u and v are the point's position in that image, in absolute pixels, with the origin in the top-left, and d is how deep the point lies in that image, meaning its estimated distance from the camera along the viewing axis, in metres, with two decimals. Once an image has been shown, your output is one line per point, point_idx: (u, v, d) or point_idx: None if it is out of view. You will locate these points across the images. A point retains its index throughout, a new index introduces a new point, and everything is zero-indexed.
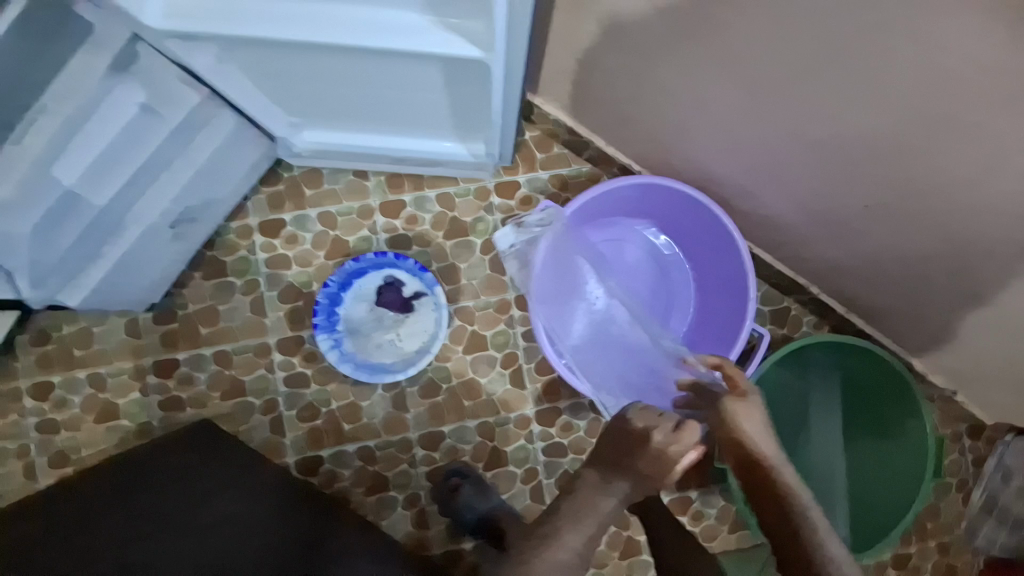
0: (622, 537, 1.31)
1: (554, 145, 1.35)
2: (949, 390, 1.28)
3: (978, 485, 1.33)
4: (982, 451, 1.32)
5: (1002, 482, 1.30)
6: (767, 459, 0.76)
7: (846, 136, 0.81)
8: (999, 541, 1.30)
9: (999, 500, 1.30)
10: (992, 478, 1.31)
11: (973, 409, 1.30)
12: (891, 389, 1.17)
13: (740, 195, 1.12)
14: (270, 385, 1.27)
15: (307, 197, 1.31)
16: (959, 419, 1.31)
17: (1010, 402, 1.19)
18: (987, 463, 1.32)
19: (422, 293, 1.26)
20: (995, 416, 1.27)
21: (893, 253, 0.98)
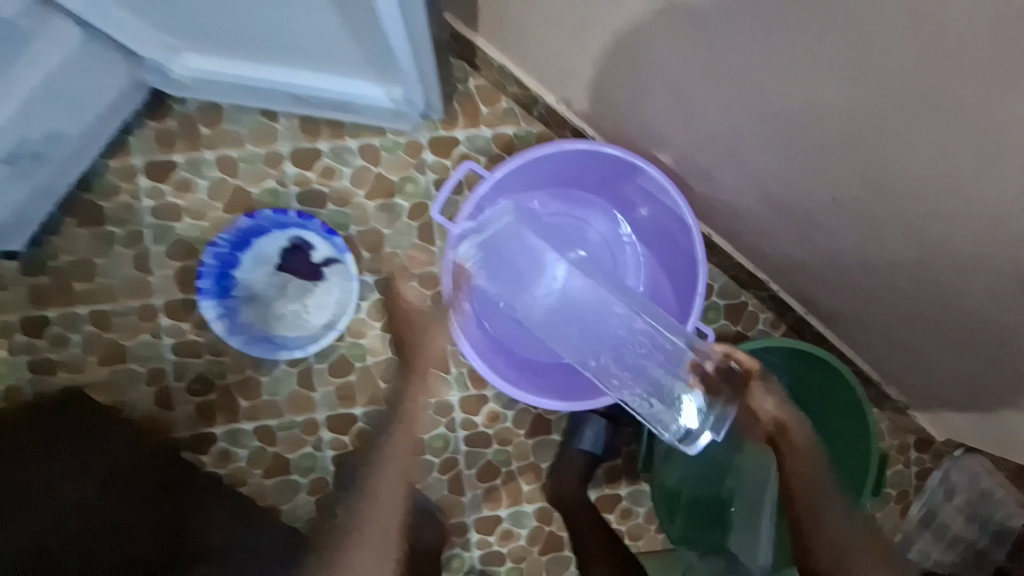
0: (543, 532, 1.23)
1: (502, 98, 1.15)
2: (903, 403, 1.18)
3: (919, 499, 1.25)
4: (927, 464, 1.25)
5: (943, 498, 1.23)
6: (788, 424, 0.90)
7: (818, 108, 0.66)
8: (933, 555, 1.22)
9: (939, 515, 1.23)
10: (935, 493, 1.24)
11: (925, 423, 1.21)
12: (836, 398, 1.09)
13: (699, 175, 0.97)
14: (157, 352, 1.12)
15: (203, 138, 1.10)
16: (908, 430, 1.24)
17: (962, 421, 1.11)
18: (931, 477, 1.24)
19: (332, 260, 1.10)
20: (944, 432, 1.19)
21: (858, 257, 0.85)
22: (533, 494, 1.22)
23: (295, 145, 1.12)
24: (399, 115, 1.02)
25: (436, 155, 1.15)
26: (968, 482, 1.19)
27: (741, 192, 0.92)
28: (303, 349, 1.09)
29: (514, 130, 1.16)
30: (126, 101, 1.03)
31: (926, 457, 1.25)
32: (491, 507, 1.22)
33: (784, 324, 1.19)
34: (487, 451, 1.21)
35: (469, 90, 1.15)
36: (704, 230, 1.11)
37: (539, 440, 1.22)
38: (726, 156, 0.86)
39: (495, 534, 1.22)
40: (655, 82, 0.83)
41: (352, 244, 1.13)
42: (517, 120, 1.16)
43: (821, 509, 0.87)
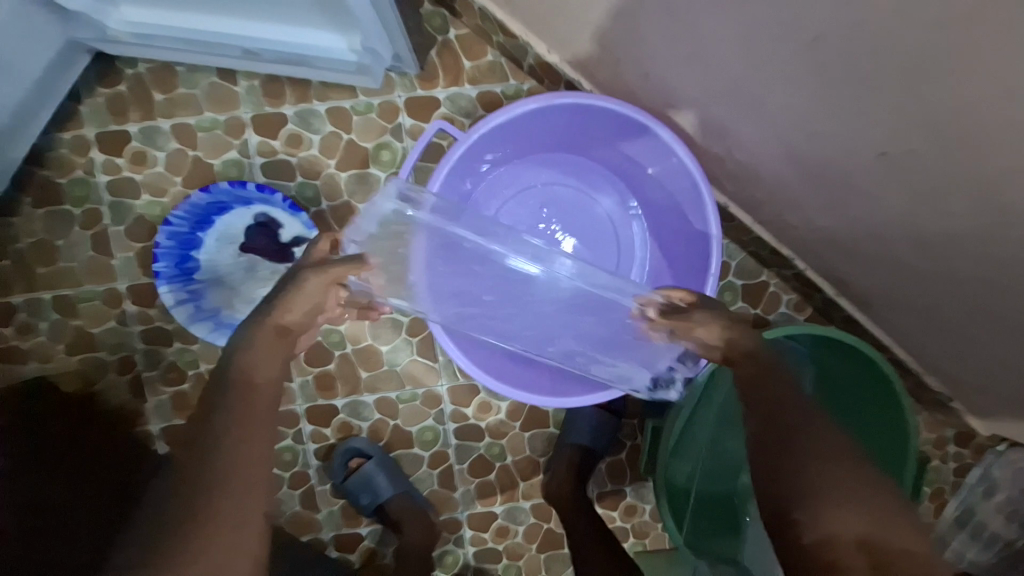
0: (541, 529, 1.15)
1: (487, 49, 1.01)
2: (943, 395, 1.02)
3: (954, 495, 1.11)
4: (967, 460, 1.10)
5: (982, 496, 1.06)
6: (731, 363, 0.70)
7: (862, 31, 0.48)
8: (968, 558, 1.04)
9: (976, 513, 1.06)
10: (973, 490, 1.08)
11: (970, 419, 1.06)
12: (871, 393, 0.95)
13: (714, 133, 0.80)
14: (125, 340, 1.05)
15: (156, 104, 1.01)
16: (948, 424, 1.09)
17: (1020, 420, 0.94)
18: (970, 474, 1.09)
19: (301, 239, 0.99)
20: (991, 427, 1.04)
21: (906, 230, 0.68)
22: (530, 490, 1.14)
23: (258, 111, 1.01)
24: (362, 69, 0.89)
25: (413, 118, 1.02)
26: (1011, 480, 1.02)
27: (764, 152, 0.75)
28: None
29: (502, 88, 1.02)
30: (65, 62, 0.94)
31: (967, 452, 1.10)
32: (485, 503, 1.14)
33: (810, 306, 1.04)
34: (478, 444, 1.12)
35: (449, 40, 1.01)
36: (719, 199, 0.95)
37: (536, 433, 1.13)
38: (746, 108, 0.68)
39: (490, 531, 1.14)
40: (656, 15, 0.66)
41: (324, 220, 1.03)
42: (504, 74, 1.02)
43: (795, 452, 0.61)
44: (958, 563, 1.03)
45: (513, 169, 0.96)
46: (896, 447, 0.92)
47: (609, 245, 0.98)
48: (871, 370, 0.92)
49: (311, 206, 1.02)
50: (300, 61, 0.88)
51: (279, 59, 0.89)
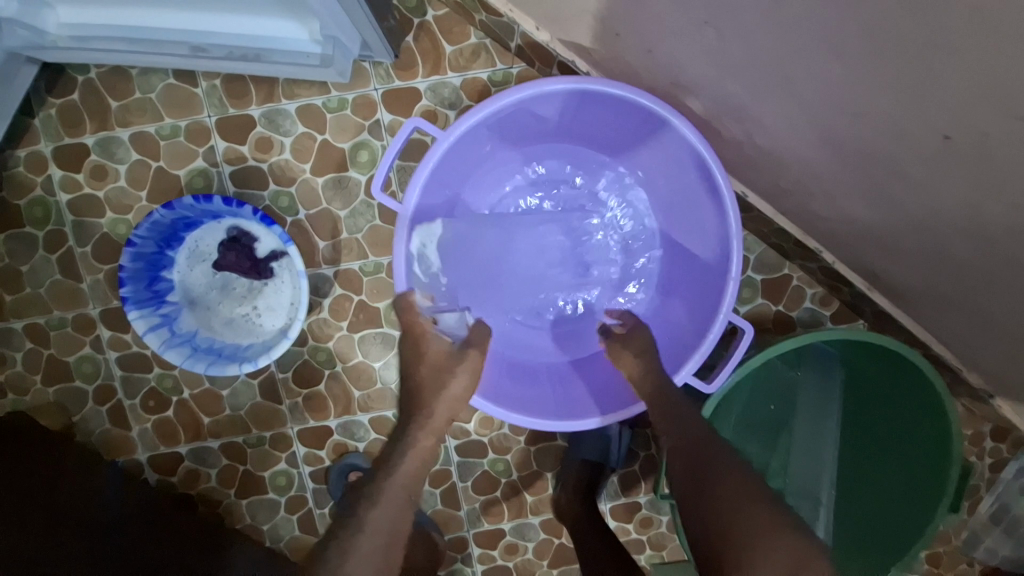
0: (552, 545, 1.08)
1: (470, 30, 0.91)
2: (983, 391, 0.86)
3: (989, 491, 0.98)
4: (1003, 454, 0.96)
5: (1020, 491, 0.94)
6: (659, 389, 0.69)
7: None
8: (1001, 553, 0.96)
9: (1010, 510, 0.95)
10: (1009, 485, 0.95)
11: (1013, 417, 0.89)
12: (908, 394, 0.82)
13: (731, 116, 0.69)
14: (102, 368, 0.99)
15: (112, 112, 0.93)
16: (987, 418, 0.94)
17: None
18: (1006, 469, 0.96)
19: (280, 253, 0.92)
20: None
21: (964, 226, 0.57)
22: (539, 506, 1.07)
23: (222, 115, 0.92)
24: (325, 61, 0.78)
25: (392, 112, 0.92)
26: None
27: (788, 136, 0.64)
28: (240, 364, 0.88)
29: (489, 73, 0.92)
30: (7, 77, 0.85)
31: (1002, 446, 0.95)
32: (492, 521, 1.07)
33: (838, 300, 0.94)
34: (482, 460, 1.06)
35: (427, 22, 0.91)
36: (736, 188, 0.85)
37: (543, 445, 1.06)
38: (770, 86, 0.58)
39: (498, 549, 1.08)
40: None
41: (302, 229, 0.94)
42: (490, 57, 0.91)
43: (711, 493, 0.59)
44: (989, 560, 0.97)
45: (500, 163, 0.86)
46: (935, 455, 0.79)
47: (607, 242, 0.87)
48: (905, 368, 0.80)
49: (287, 215, 0.94)
50: (256, 55, 0.78)
51: (231, 54, 0.78)
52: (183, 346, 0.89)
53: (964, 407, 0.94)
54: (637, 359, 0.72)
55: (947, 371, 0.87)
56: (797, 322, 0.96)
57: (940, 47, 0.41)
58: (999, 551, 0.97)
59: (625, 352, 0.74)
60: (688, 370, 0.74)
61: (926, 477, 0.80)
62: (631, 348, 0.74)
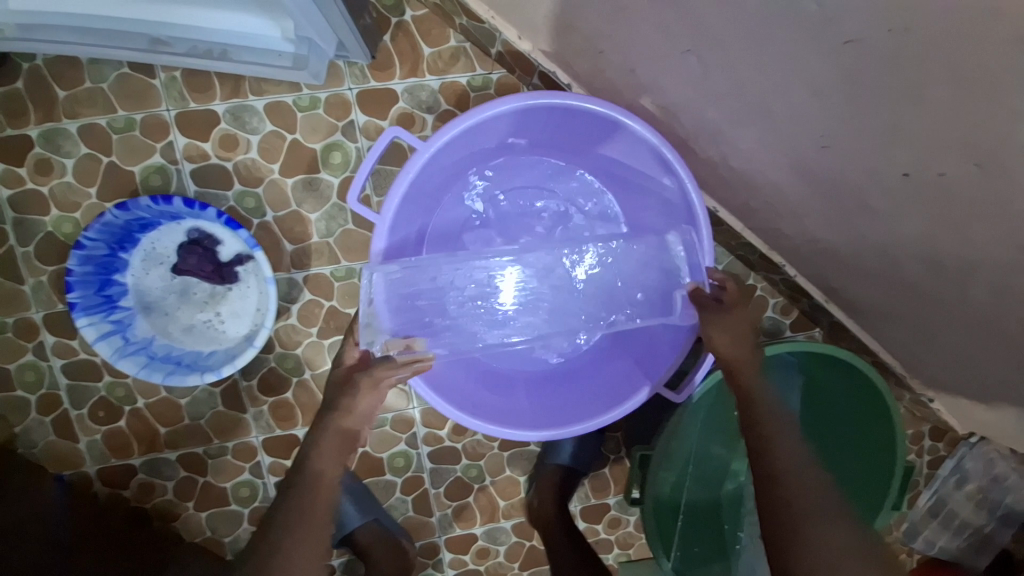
0: (523, 548, 1.09)
1: (449, 33, 0.89)
2: (923, 395, 0.93)
3: (927, 487, 1.06)
4: (940, 451, 1.05)
5: (954, 486, 1.03)
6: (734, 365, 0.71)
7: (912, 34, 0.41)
8: (938, 543, 1.05)
9: (947, 504, 1.04)
10: (945, 481, 1.04)
11: (946, 417, 0.97)
12: (861, 402, 0.89)
13: (708, 138, 0.72)
14: (46, 376, 0.93)
15: (58, 102, 0.87)
16: (926, 419, 1.02)
17: (999, 425, 0.87)
18: (943, 465, 1.04)
19: (246, 256, 0.87)
20: (966, 427, 0.97)
21: (918, 250, 0.61)
22: (511, 510, 1.08)
23: (182, 109, 0.87)
24: (298, 63, 0.76)
25: (367, 114, 0.89)
26: (981, 470, 0.99)
27: (765, 163, 0.68)
28: (203, 374, 0.84)
29: (468, 78, 0.90)
30: None
31: (940, 444, 1.04)
32: (464, 526, 1.07)
33: (798, 310, 0.99)
34: (456, 466, 1.05)
35: (405, 21, 0.88)
36: (709, 204, 0.88)
37: (517, 451, 1.07)
38: (752, 114, 0.61)
39: (470, 553, 1.08)
40: (655, 4, 0.57)
41: (269, 232, 0.90)
42: (469, 61, 0.90)
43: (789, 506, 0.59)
44: (928, 550, 1.06)
45: (482, 172, 0.86)
46: (881, 453, 0.88)
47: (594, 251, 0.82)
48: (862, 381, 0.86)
49: (253, 217, 0.90)
50: (222, 52, 0.77)
51: (195, 49, 0.77)
52: (139, 355, 0.85)
53: (906, 409, 1.02)
54: (734, 339, 0.72)
55: (894, 377, 0.93)
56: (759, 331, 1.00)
57: (915, 93, 0.45)
58: (937, 542, 1.05)
59: (722, 329, 0.72)
60: (661, 379, 0.77)
61: (873, 473, 0.88)
62: (729, 329, 0.72)
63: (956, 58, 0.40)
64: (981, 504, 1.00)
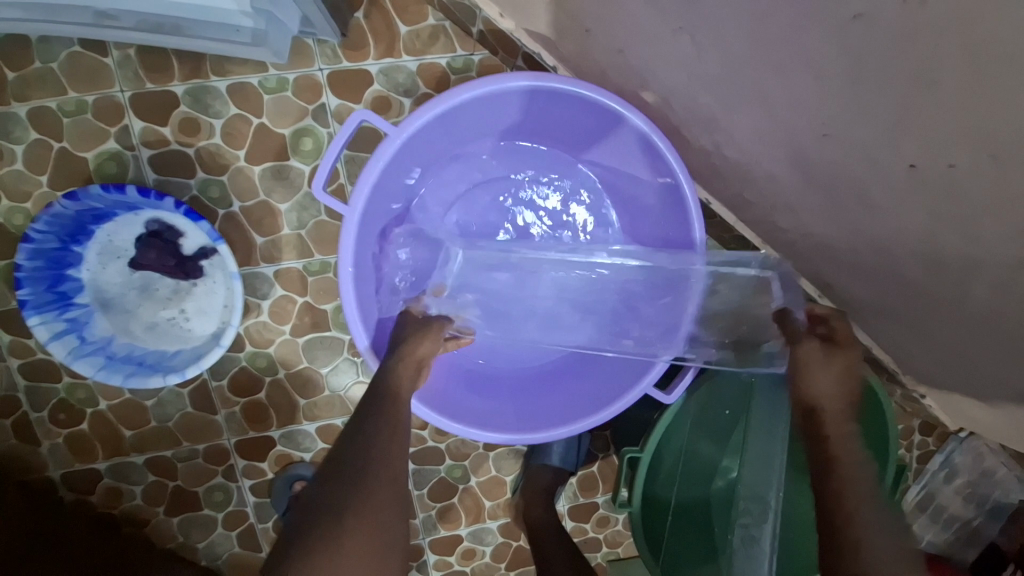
0: (509, 548, 1.07)
1: (427, 10, 0.83)
2: (916, 391, 0.91)
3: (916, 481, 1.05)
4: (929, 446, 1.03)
5: (943, 480, 1.02)
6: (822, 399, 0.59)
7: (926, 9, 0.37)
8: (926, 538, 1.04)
9: (936, 498, 1.03)
10: (934, 476, 1.02)
11: (938, 412, 0.95)
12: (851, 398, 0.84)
13: (701, 125, 0.67)
14: (1, 377, 0.87)
15: (2, 82, 0.80)
16: (917, 415, 1.00)
17: (993, 421, 0.85)
18: (933, 460, 1.02)
19: (210, 250, 0.82)
20: (958, 422, 0.95)
21: (920, 245, 0.58)
22: (496, 510, 1.05)
23: (138, 90, 0.81)
24: (256, 38, 0.69)
25: (339, 97, 0.84)
26: (971, 465, 0.98)
27: (760, 152, 0.63)
28: (166, 376, 0.79)
29: (448, 59, 0.84)
30: None
31: (930, 439, 1.02)
32: (449, 527, 1.04)
33: None
34: (439, 467, 1.02)
35: None
36: (701, 195, 0.84)
37: (502, 450, 1.04)
38: (747, 98, 0.56)
39: (455, 554, 1.06)
40: None
41: (236, 224, 0.85)
42: (449, 41, 0.84)
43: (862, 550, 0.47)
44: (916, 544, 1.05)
45: (464, 160, 0.81)
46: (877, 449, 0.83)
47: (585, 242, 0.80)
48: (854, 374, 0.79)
49: (219, 208, 0.84)
50: (175, 27, 0.70)
51: (145, 23, 0.70)
52: (97, 356, 0.79)
53: (897, 405, 1.00)
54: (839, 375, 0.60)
55: (886, 373, 0.91)
56: None
57: (929, 78, 0.41)
58: (925, 536, 1.04)
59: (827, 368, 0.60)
60: (650, 378, 0.72)
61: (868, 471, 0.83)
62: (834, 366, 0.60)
63: (979, 36, 0.36)
64: (969, 498, 1.00)
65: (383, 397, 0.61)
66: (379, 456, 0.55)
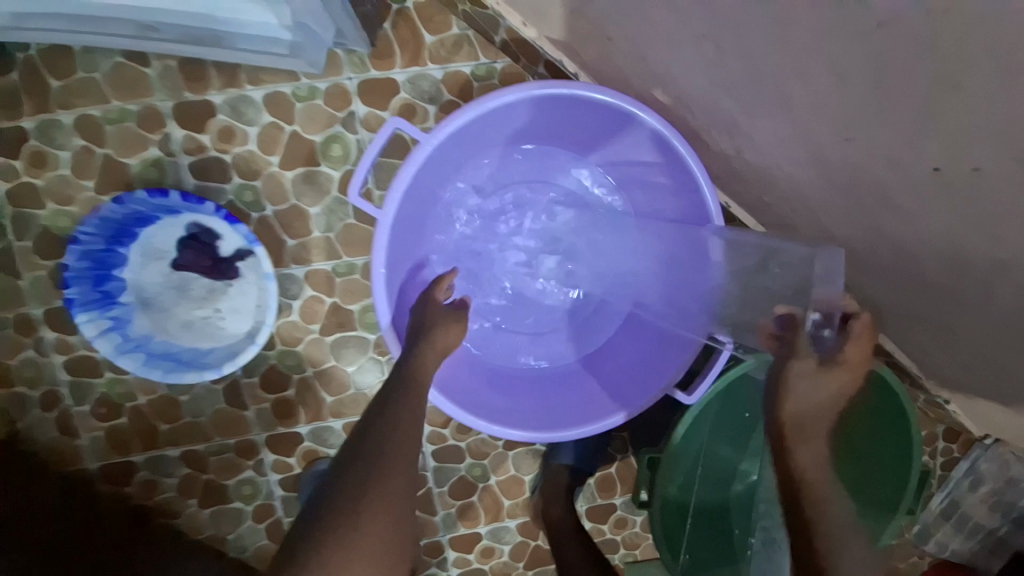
0: (528, 547, 1.08)
1: (452, 20, 0.86)
2: (940, 396, 0.90)
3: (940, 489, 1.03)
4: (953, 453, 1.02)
5: (968, 488, 1.00)
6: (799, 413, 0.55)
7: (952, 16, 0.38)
8: (951, 546, 1.03)
9: (962, 507, 1.01)
10: (959, 483, 1.01)
11: (962, 419, 0.94)
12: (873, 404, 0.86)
13: (722, 129, 0.69)
14: (45, 372, 0.91)
15: (51, 92, 0.85)
16: (941, 421, 0.99)
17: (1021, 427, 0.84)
18: (957, 468, 1.01)
19: (245, 251, 0.86)
20: (983, 429, 0.94)
21: (944, 248, 0.58)
22: (515, 509, 1.06)
23: (178, 99, 0.85)
24: (293, 49, 0.74)
25: (367, 105, 0.87)
26: (996, 472, 0.97)
27: (782, 156, 0.64)
28: (203, 373, 0.84)
29: (472, 67, 0.87)
30: None
31: (954, 446, 1.01)
32: (468, 525, 1.06)
33: None
34: (459, 466, 1.04)
35: (406, 8, 0.85)
36: (720, 198, 0.85)
37: (521, 449, 1.05)
38: (769, 102, 0.57)
39: (474, 552, 1.07)
40: None
41: (268, 226, 0.88)
42: (473, 50, 0.87)
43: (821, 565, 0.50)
44: (940, 553, 1.03)
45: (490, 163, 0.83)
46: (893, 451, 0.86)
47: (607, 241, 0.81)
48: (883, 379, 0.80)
49: (252, 211, 0.88)
50: (216, 39, 0.74)
51: (188, 36, 0.74)
52: (138, 352, 0.84)
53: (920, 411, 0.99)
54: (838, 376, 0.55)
55: (909, 378, 0.90)
56: None
57: (954, 82, 0.42)
58: (949, 545, 1.03)
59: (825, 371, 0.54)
60: (673, 380, 0.74)
61: (888, 470, 0.86)
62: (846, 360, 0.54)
63: (1004, 43, 0.37)
64: (994, 506, 0.99)
65: (396, 396, 0.61)
66: (392, 452, 0.55)
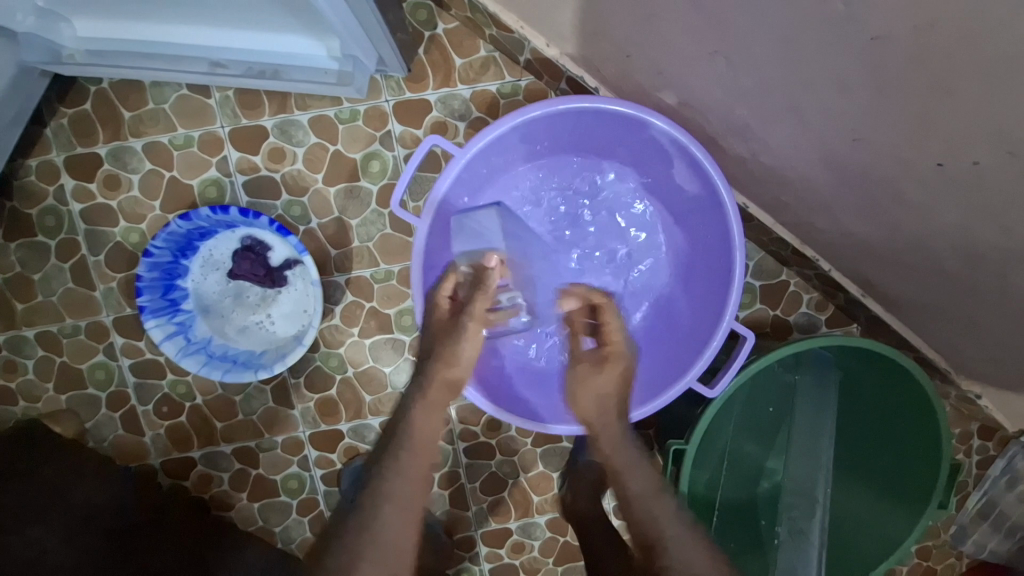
0: (557, 543, 1.11)
1: (479, 44, 0.93)
2: (971, 391, 0.90)
3: (977, 488, 1.02)
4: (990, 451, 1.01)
5: (1005, 487, 0.99)
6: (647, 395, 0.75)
7: (941, 28, 0.42)
8: (990, 547, 1.01)
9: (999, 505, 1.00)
10: (996, 482, 1.00)
11: (996, 414, 0.94)
12: (902, 395, 0.87)
13: (736, 134, 0.73)
14: (115, 374, 1.01)
15: (124, 122, 0.95)
16: (974, 417, 0.98)
17: None
18: (993, 466, 1.00)
19: (294, 261, 0.93)
20: (1018, 424, 0.93)
21: (957, 241, 0.61)
22: (544, 505, 1.10)
23: (234, 125, 0.94)
24: (342, 78, 0.81)
25: (403, 124, 0.94)
26: None
27: (795, 158, 0.68)
28: (257, 371, 0.90)
29: (498, 85, 0.94)
30: (24, 88, 0.88)
31: (990, 444, 1.00)
32: (500, 520, 1.10)
33: (833, 304, 0.99)
34: (490, 462, 1.09)
35: (437, 35, 0.93)
36: (738, 200, 0.89)
37: (549, 447, 1.09)
38: (777, 107, 0.62)
39: (505, 547, 1.11)
40: (680, 7, 0.59)
41: (314, 238, 0.96)
42: (499, 70, 0.94)
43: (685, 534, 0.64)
44: (978, 554, 1.02)
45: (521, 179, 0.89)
46: (923, 443, 0.87)
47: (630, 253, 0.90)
48: (901, 375, 0.85)
49: (299, 224, 0.96)
50: (274, 72, 0.81)
51: (250, 71, 0.83)
52: (200, 354, 0.91)
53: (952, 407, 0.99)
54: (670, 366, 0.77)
55: (937, 373, 0.92)
56: (794, 326, 1.01)
57: (946, 86, 0.46)
58: (986, 545, 1.01)
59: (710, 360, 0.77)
60: (694, 373, 0.77)
61: (919, 470, 0.88)
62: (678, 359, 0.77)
63: (988, 51, 0.41)
64: None
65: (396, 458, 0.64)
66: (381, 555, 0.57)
